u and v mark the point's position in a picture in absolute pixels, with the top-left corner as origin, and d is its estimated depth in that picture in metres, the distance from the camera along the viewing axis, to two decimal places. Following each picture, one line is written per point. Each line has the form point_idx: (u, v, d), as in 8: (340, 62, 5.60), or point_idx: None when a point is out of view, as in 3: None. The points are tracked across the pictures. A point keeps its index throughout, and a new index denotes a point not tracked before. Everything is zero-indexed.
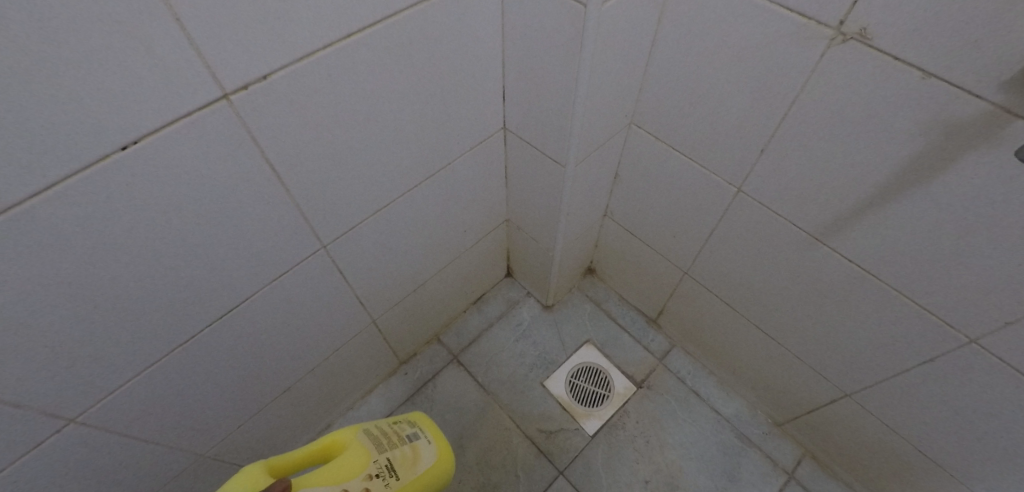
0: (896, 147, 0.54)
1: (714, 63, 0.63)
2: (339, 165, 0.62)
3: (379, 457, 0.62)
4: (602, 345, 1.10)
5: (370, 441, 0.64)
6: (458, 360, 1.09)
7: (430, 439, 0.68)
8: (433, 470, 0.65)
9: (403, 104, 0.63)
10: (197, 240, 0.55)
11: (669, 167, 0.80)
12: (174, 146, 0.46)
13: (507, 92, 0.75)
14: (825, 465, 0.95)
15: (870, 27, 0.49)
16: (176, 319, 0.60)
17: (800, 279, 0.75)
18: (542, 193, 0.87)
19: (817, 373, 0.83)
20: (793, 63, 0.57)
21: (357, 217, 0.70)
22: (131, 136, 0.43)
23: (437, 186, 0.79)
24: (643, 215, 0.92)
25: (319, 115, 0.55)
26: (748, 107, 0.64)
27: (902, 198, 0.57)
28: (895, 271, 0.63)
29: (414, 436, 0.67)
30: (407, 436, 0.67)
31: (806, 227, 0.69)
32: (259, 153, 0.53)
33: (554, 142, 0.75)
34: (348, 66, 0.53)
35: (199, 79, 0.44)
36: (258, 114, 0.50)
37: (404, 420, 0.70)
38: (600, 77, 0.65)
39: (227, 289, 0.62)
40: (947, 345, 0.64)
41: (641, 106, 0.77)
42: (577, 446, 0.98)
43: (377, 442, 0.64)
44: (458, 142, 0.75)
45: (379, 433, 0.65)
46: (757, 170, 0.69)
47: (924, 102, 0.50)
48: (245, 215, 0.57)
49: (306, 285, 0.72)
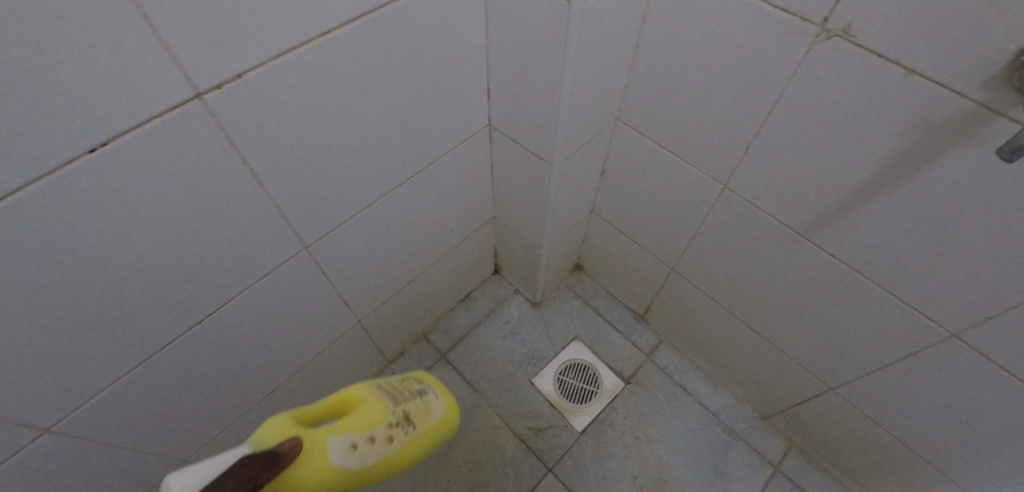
0: (878, 144, 0.55)
1: (699, 59, 0.63)
2: (320, 165, 0.61)
3: (395, 408, 0.47)
4: (590, 342, 1.10)
5: (382, 393, 0.49)
6: (446, 358, 1.08)
7: (440, 396, 0.51)
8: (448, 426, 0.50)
9: (385, 102, 0.62)
10: (173, 244, 0.53)
11: (655, 164, 0.80)
12: (145, 148, 0.45)
13: (491, 89, 0.74)
14: (810, 457, 0.96)
15: (853, 24, 0.49)
16: (154, 324, 0.58)
17: (785, 274, 0.75)
18: (528, 190, 0.86)
19: (802, 367, 0.84)
20: (777, 60, 0.56)
21: (339, 217, 0.69)
22: (99, 139, 0.42)
23: (422, 185, 0.77)
24: (630, 211, 0.92)
25: (298, 114, 0.54)
26: (733, 103, 0.64)
27: (885, 195, 0.57)
28: (878, 267, 0.64)
29: (425, 392, 0.50)
30: (418, 391, 0.50)
31: (790, 223, 0.69)
32: (235, 154, 0.52)
33: (540, 139, 0.74)
34: (327, 63, 0.52)
35: (170, 78, 0.42)
36: (234, 114, 0.49)
37: (413, 377, 0.53)
38: (585, 73, 0.64)
39: (206, 292, 0.61)
40: (928, 340, 0.64)
41: (626, 102, 0.77)
42: (566, 443, 0.98)
43: (390, 394, 0.49)
44: (442, 140, 0.74)
45: (390, 386, 0.50)
46: (743, 167, 0.69)
47: (907, 100, 0.50)
48: (222, 217, 0.56)
49: (288, 287, 0.71)
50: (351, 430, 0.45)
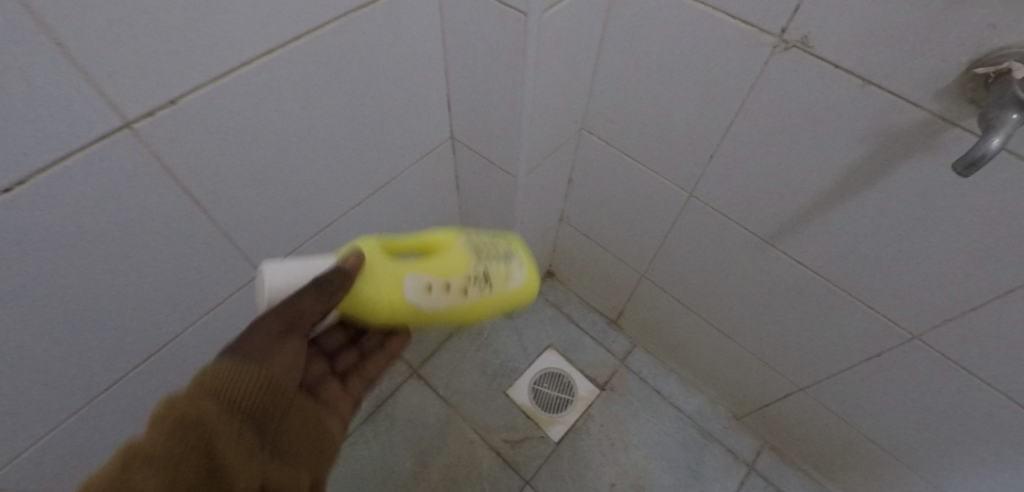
0: (838, 154, 0.55)
1: (660, 69, 0.62)
2: (271, 189, 0.58)
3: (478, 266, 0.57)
4: (564, 349, 1.10)
5: (469, 248, 0.59)
6: (418, 374, 1.06)
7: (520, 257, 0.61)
8: (524, 288, 0.61)
9: (339, 120, 0.59)
10: (109, 281, 0.50)
11: (621, 172, 0.80)
12: (70, 183, 0.41)
13: (452, 101, 0.72)
14: (782, 454, 0.98)
15: (810, 35, 0.49)
16: (95, 366, 0.54)
17: (752, 280, 0.76)
18: (495, 202, 0.84)
19: (772, 369, 0.85)
20: (738, 70, 0.56)
21: (296, 239, 0.66)
22: (14, 177, 0.37)
23: (384, 201, 0.75)
24: (599, 219, 0.91)
25: (243, 138, 0.51)
26: (696, 112, 0.64)
27: (845, 203, 0.58)
28: (840, 272, 0.65)
29: (508, 254, 0.61)
30: (501, 251, 0.61)
31: (755, 230, 0.70)
32: (175, 184, 0.48)
33: (504, 152, 0.73)
34: (272, 84, 0.49)
35: (93, 108, 0.39)
36: (171, 142, 0.45)
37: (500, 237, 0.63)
38: (546, 84, 0.62)
39: (153, 327, 0.57)
40: (891, 341, 0.66)
41: (590, 111, 0.76)
42: (543, 454, 0.98)
43: (476, 250, 0.59)
44: (403, 155, 0.72)
45: (476, 243, 0.60)
46: (707, 175, 0.69)
47: (864, 110, 0.50)
48: (164, 250, 0.52)
49: (244, 315, 0.67)
50: (430, 273, 0.56)
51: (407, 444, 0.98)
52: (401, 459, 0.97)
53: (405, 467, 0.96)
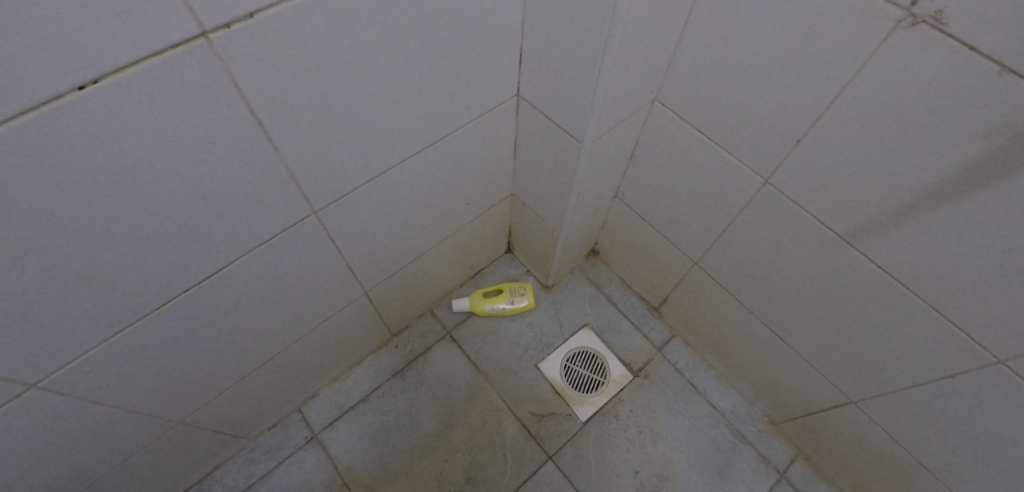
0: (950, 152, 0.49)
1: (758, 37, 0.57)
2: (336, 124, 0.56)
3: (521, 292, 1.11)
4: (600, 330, 1.08)
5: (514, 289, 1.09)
6: (451, 336, 1.07)
7: (523, 293, 1.08)
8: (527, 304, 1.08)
9: (409, 60, 0.56)
10: (175, 204, 0.50)
11: (691, 150, 0.76)
12: (143, 89, 0.39)
13: (525, 55, 0.69)
14: (817, 466, 0.94)
15: (947, 10, 0.43)
16: (148, 283, 0.55)
17: (817, 280, 0.71)
18: (553, 169, 0.81)
19: (823, 376, 0.81)
20: (848, 47, 0.50)
21: (354, 181, 0.65)
22: (91, 75, 0.36)
23: (440, 154, 0.73)
24: (657, 200, 0.88)
25: (315, 65, 0.48)
26: (788, 92, 0.58)
27: (945, 207, 0.53)
28: (925, 284, 0.59)
29: (517, 293, 1.08)
30: (514, 293, 1.08)
31: (833, 227, 0.65)
32: (246, 108, 0.47)
33: (573, 114, 0.68)
34: (349, 10, 0.46)
35: (171, 12, 0.37)
36: (246, 58, 0.43)
37: (520, 289, 1.08)
38: (630, 45, 0.58)
39: (208, 253, 0.57)
40: (971, 364, 0.60)
41: (668, 80, 0.71)
42: (568, 431, 0.97)
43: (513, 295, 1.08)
44: (466, 106, 0.70)
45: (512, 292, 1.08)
46: (789, 162, 0.64)
47: (997, 102, 0.44)
48: (230, 178, 0.52)
49: (293, 252, 0.67)
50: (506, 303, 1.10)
51: (434, 403, 0.99)
52: (428, 417, 0.98)
53: (430, 425, 0.97)
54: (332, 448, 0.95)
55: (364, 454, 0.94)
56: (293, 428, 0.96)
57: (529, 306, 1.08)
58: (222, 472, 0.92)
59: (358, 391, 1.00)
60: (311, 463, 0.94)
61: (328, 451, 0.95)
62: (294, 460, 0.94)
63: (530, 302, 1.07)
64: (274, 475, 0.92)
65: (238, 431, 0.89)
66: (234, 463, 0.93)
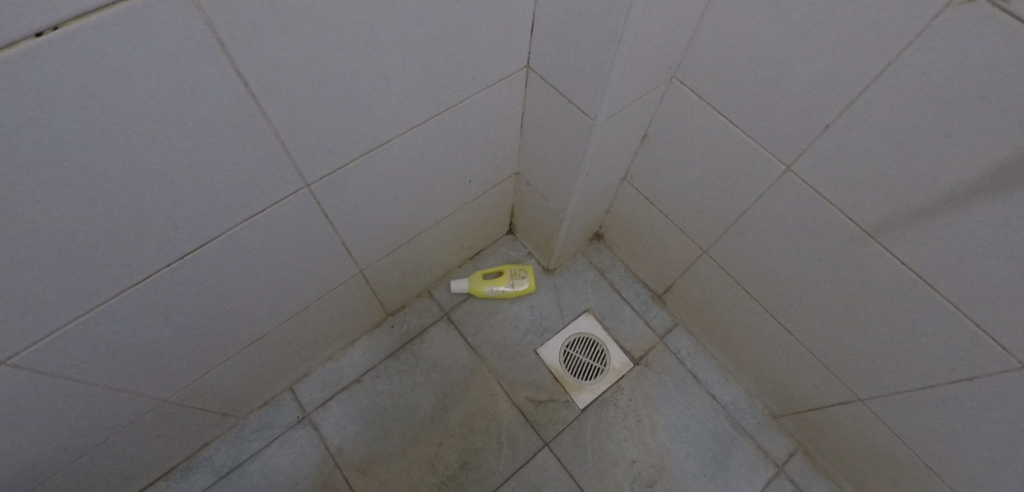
0: (994, 146, 0.45)
1: (792, 11, 0.52)
2: (331, 89, 0.51)
3: None
4: (602, 317, 1.06)
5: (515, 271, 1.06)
6: (448, 317, 1.04)
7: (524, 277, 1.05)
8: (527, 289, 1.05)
9: (412, 22, 0.52)
10: (152, 174, 0.46)
11: (708, 133, 0.71)
12: (108, 40, 0.35)
13: (537, 24, 0.64)
14: (816, 461, 0.93)
15: None
16: (124, 257, 0.51)
17: (832, 276, 0.69)
18: (561, 148, 0.77)
19: (830, 372, 0.79)
20: (892, 26, 0.46)
21: (350, 154, 0.61)
22: (49, 20, 0.32)
23: (442, 127, 0.69)
24: (668, 185, 0.84)
25: (305, 21, 0.43)
26: (821, 73, 0.54)
27: (982, 204, 0.49)
28: (951, 284, 0.56)
29: (518, 277, 1.05)
30: (515, 276, 1.05)
31: (856, 221, 0.61)
32: (230, 67, 0.42)
33: (586, 89, 0.64)
34: None
35: None
36: (227, 8, 0.38)
37: (522, 272, 1.06)
38: (652, 14, 0.53)
39: (190, 227, 0.53)
40: (990, 369, 0.58)
41: (688, 56, 0.67)
42: (566, 418, 0.95)
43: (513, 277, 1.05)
44: (471, 77, 0.65)
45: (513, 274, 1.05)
46: (813, 150, 0.60)
47: None
48: (214, 146, 0.48)
49: (284, 228, 0.64)
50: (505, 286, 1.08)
51: (430, 385, 0.97)
52: (423, 399, 0.96)
53: (425, 408, 0.95)
54: (325, 428, 0.93)
55: (357, 435, 0.93)
56: (285, 407, 0.94)
57: (529, 290, 1.05)
58: (212, 449, 0.90)
59: (352, 371, 0.98)
60: (303, 443, 0.92)
61: (320, 431, 0.93)
62: (285, 439, 0.92)
63: (531, 285, 1.05)
64: (264, 454, 0.91)
65: (227, 409, 0.87)
66: (224, 441, 0.91)
